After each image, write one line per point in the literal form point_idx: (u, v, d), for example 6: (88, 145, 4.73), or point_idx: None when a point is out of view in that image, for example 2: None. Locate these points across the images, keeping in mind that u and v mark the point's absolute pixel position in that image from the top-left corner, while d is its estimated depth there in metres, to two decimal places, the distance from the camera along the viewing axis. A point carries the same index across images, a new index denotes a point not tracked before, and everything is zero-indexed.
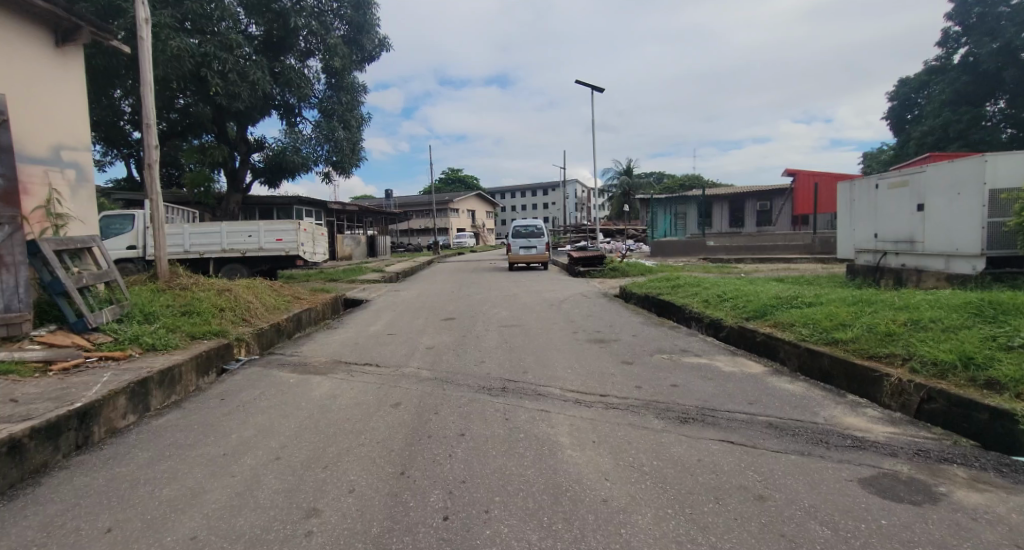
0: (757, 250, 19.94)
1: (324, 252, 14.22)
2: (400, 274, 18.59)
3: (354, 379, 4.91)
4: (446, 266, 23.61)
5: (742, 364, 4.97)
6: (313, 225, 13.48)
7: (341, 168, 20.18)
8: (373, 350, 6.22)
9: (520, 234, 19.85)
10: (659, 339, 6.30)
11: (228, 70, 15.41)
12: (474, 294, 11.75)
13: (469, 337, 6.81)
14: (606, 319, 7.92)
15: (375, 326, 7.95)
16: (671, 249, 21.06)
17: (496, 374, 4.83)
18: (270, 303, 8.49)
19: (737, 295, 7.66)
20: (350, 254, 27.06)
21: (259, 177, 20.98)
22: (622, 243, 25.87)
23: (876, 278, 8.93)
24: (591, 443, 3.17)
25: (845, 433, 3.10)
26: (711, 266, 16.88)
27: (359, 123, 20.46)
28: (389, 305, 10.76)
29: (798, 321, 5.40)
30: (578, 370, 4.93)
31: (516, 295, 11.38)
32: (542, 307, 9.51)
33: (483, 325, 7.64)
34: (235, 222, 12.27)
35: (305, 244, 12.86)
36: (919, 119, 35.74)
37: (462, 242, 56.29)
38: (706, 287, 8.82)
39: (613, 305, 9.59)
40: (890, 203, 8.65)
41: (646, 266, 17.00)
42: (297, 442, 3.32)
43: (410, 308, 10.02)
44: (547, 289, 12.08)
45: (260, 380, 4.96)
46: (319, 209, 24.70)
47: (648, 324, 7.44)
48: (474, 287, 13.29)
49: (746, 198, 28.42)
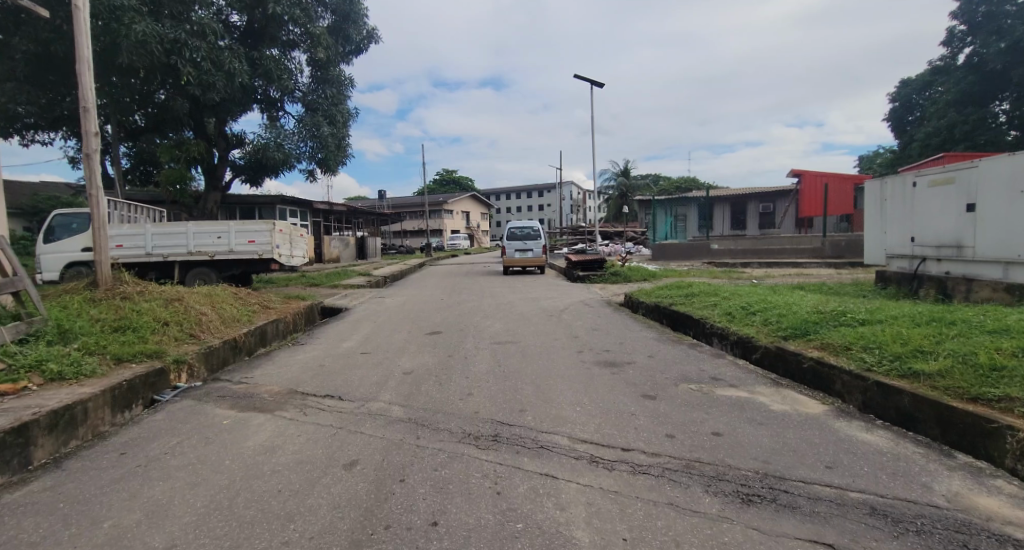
0: (763, 254, 19.09)
1: (304, 255, 13.17)
2: (388, 279, 17.58)
3: (306, 420, 3.88)
4: (438, 270, 22.63)
5: (793, 400, 3.99)
6: (291, 226, 12.46)
7: (326, 165, 19.15)
8: (340, 376, 5.18)
9: (516, 237, 18.87)
10: (682, 362, 5.30)
11: (202, 59, 14.32)
12: (466, 302, 10.71)
13: (456, 358, 5.79)
14: (614, 334, 6.91)
15: (350, 342, 6.92)
16: (674, 252, 20.13)
17: (487, 415, 3.81)
18: (231, 313, 7.44)
19: (765, 306, 6.69)
20: (338, 257, 26.00)
21: (239, 174, 19.90)
22: (622, 246, 24.94)
23: (912, 287, 8.00)
24: (621, 546, 2.15)
25: (995, 533, 2.10)
26: (718, 271, 15.98)
27: (345, 118, 19.43)
28: (371, 315, 9.72)
29: (855, 344, 4.42)
30: (589, 408, 3.92)
31: (512, 303, 10.36)
32: (541, 318, 8.48)
33: (473, 342, 6.65)
34: (203, 222, 11.19)
35: (282, 246, 11.82)
36: (923, 121, 35.18)
37: (456, 243, 55.25)
38: (725, 297, 7.85)
39: (620, 316, 8.61)
40: (930, 204, 7.72)
41: (649, 270, 16.06)
42: (192, 538, 2.28)
43: (393, 319, 8.97)
44: (544, 297, 11.06)
45: (187, 420, 3.90)
46: (305, 209, 23.63)
47: (665, 341, 6.44)
48: (466, 294, 12.29)
49: (749, 200, 27.72)
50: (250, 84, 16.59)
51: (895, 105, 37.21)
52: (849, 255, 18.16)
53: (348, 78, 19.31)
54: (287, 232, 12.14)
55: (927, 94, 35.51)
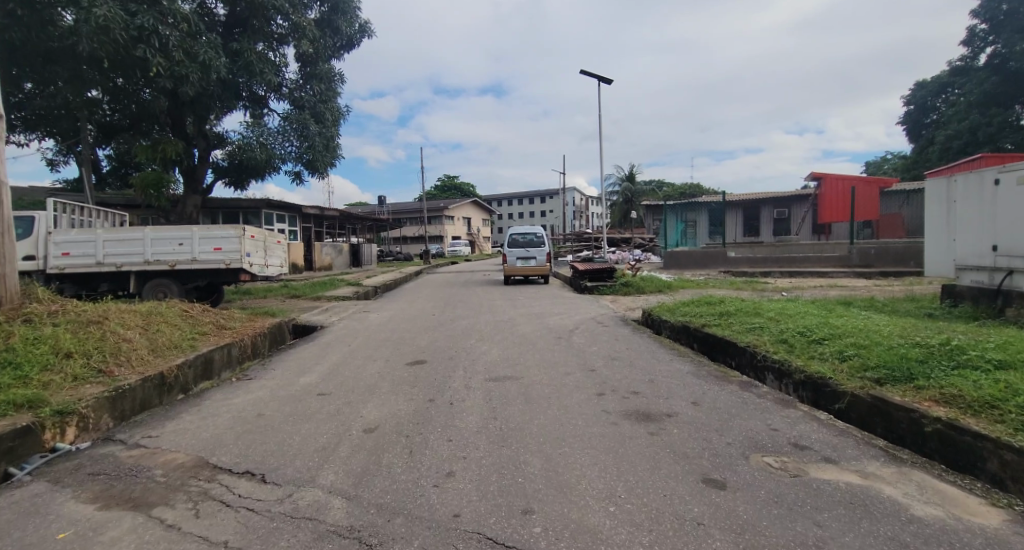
0: (785, 263, 17.71)
1: (280, 265, 11.84)
2: (379, 289, 16.27)
3: (192, 529, 2.49)
4: (435, 279, 21.35)
5: (944, 497, 2.57)
6: (266, 233, 11.20)
7: (313, 167, 17.87)
8: (279, 433, 3.82)
9: (517, 244, 17.55)
10: (740, 414, 3.93)
11: (174, 49, 13.13)
12: (461, 319, 9.39)
13: (439, 403, 4.44)
14: (638, 367, 5.55)
15: (312, 375, 5.58)
16: (687, 261, 18.78)
17: (471, 527, 2.43)
18: (168, 339, 6.05)
19: (829, 333, 5.31)
20: (330, 264, 24.89)
21: (223, 176, 18.72)
22: (630, 253, 23.66)
23: (996, 306, 6.63)
24: None
25: None
26: (739, 282, 14.65)
27: (335, 117, 18.26)
28: (349, 335, 8.39)
29: (1008, 404, 3.04)
30: (633, 513, 2.52)
31: (512, 321, 9.02)
32: (546, 341, 7.13)
33: (464, 377, 5.29)
34: (163, 228, 9.92)
35: (253, 254, 10.53)
36: (941, 124, 34.07)
37: (457, 251, 54.19)
38: (770, 318, 6.48)
39: (640, 339, 7.25)
40: (1019, 205, 6.38)
41: (663, 281, 14.73)
42: None
43: (372, 341, 7.64)
44: (549, 314, 9.71)
45: (13, 524, 2.53)
46: (294, 215, 22.38)
47: (707, 378, 5.06)
48: (461, 308, 10.95)
49: (762, 205, 26.42)
50: (231, 80, 15.45)
51: (911, 108, 36.17)
52: (879, 264, 16.70)
53: (338, 74, 18.20)
54: (260, 238, 10.85)
55: (944, 96, 34.49)
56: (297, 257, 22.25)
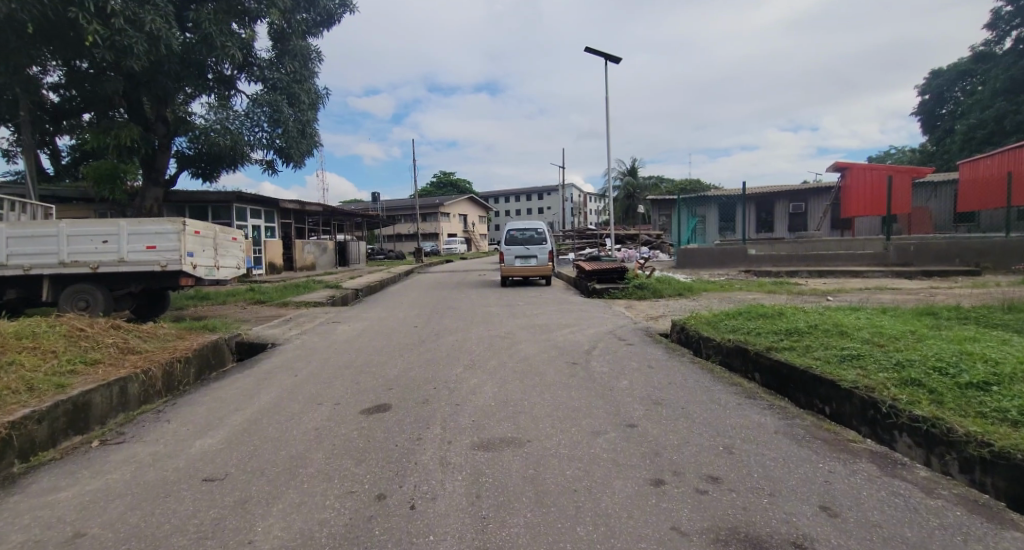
0: (813, 261, 16.03)
1: (235, 267, 10.01)
2: (360, 292, 14.52)
3: None
4: (427, 279, 19.61)
5: None
6: (218, 228, 9.47)
7: (287, 156, 16.11)
8: None
9: (515, 241, 15.78)
10: (932, 546, 2.14)
11: (114, 14, 11.31)
12: (448, 333, 7.65)
13: (392, 506, 2.65)
14: (701, 422, 3.75)
15: (218, 434, 3.77)
16: (703, 260, 17.06)
17: None
18: (19, 378, 4.18)
19: (987, 374, 3.51)
20: (312, 263, 23.16)
21: (189, 166, 16.96)
22: (637, 250, 21.94)
23: None
24: None
25: None
26: (767, 283, 12.99)
27: (312, 99, 16.47)
28: (306, 355, 6.60)
29: None
30: None
31: (512, 336, 7.26)
32: (558, 369, 5.36)
33: (441, 440, 3.51)
34: (82, 222, 8.09)
35: (198, 254, 8.76)
36: (960, 115, 32.67)
37: (451, 248, 52.74)
38: (863, 341, 4.69)
39: (683, 364, 5.49)
40: None
41: (681, 282, 13.05)
42: None
43: (328, 367, 5.84)
44: (558, 326, 7.96)
45: None
46: (271, 210, 20.57)
47: (815, 444, 3.28)
48: (451, 318, 9.19)
49: (777, 198, 24.81)
50: (190, 56, 13.69)
51: (926, 98, 34.76)
52: (919, 263, 14.98)
53: (314, 52, 16.43)
54: (208, 234, 9.09)
55: (963, 85, 33.22)
56: (275, 256, 20.48)
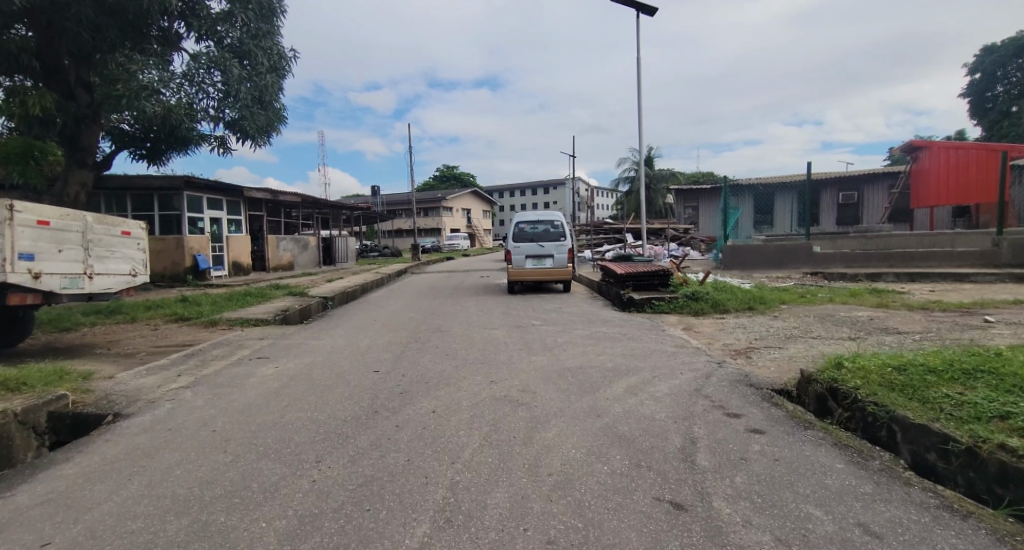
0: (898, 262, 12.83)
1: (121, 274, 6.95)
2: (329, 302, 11.47)
3: None
4: (419, 282, 16.55)
5: None
6: (91, 217, 6.53)
7: (242, 131, 13.17)
8: None
9: (525, 238, 12.64)
10: None
11: None
12: (422, 392, 4.55)
13: None
14: None
15: None
16: (756, 260, 13.86)
17: None
18: None
19: None
20: (287, 263, 20.38)
21: (131, 146, 14.14)
22: (666, 247, 18.71)
23: None
24: None
25: None
26: (861, 292, 9.86)
27: (273, 61, 13.50)
28: (149, 450, 3.48)
29: None
30: None
31: (534, 404, 4.15)
32: (654, 544, 2.22)
33: None
34: None
35: (45, 256, 5.73)
36: (1018, 95, 29.42)
37: (455, 244, 49.71)
38: None
39: (948, 525, 2.30)
40: None
41: (744, 290, 9.93)
42: None
43: (146, 504, 2.72)
44: (604, 377, 4.86)
45: None
46: (238, 201, 17.57)
47: None
48: (435, 352, 6.10)
49: (823, 187, 21.64)
50: None
51: (977, 77, 31.39)
52: None
53: (278, 4, 13.35)
54: (68, 227, 6.09)
55: (1020, 62, 29.81)
56: (241, 254, 17.56)
